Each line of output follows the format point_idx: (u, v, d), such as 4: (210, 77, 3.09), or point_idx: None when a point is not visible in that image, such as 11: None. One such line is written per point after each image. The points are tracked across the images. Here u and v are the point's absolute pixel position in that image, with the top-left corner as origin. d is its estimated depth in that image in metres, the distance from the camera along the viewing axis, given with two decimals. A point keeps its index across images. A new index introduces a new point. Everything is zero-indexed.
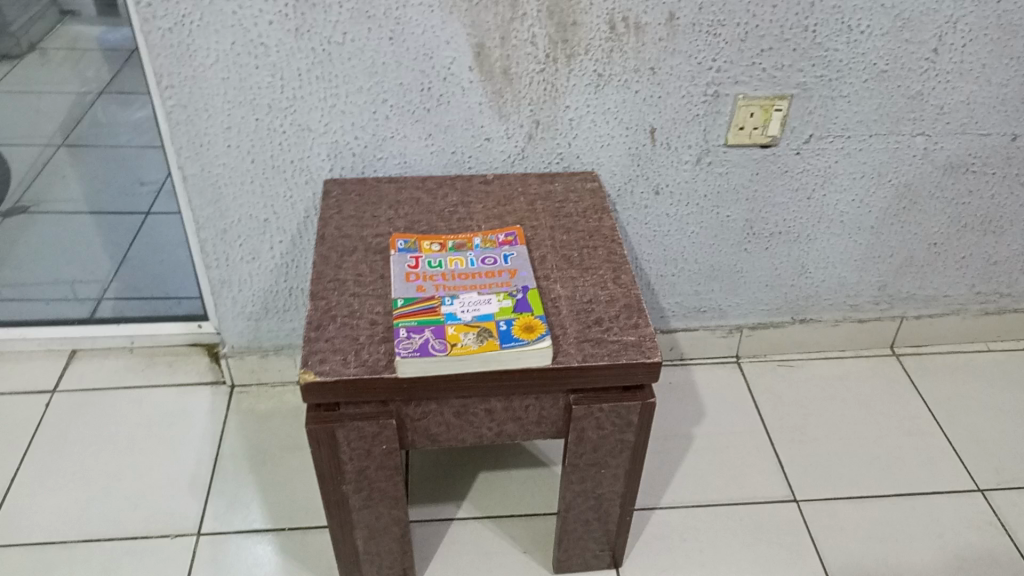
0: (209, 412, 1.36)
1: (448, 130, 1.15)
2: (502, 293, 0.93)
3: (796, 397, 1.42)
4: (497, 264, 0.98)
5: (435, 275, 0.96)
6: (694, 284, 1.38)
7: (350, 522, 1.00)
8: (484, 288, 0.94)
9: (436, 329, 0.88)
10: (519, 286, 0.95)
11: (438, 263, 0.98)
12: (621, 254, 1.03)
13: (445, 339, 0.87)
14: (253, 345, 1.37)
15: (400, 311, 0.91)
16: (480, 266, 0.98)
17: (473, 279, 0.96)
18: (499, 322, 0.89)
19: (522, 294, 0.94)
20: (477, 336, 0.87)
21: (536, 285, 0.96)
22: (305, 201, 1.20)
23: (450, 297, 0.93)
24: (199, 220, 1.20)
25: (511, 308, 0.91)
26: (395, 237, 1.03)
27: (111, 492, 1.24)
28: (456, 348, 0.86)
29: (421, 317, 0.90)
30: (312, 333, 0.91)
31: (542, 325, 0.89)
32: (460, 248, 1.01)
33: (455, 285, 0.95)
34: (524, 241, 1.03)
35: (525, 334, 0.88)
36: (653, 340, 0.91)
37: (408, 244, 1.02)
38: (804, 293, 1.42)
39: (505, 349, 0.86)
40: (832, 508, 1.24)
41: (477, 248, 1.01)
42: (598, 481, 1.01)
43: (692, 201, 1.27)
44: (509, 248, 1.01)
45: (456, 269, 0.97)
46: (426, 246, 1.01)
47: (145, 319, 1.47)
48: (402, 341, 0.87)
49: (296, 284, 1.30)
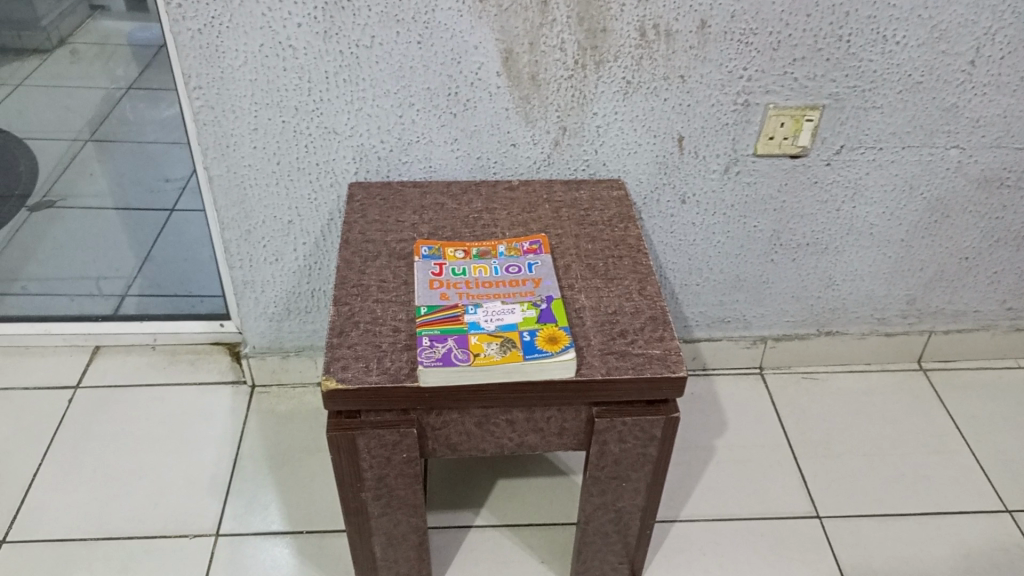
0: (230, 411, 1.37)
1: (474, 135, 1.14)
2: (526, 303, 0.92)
3: (820, 411, 1.40)
4: (521, 273, 0.97)
5: (459, 282, 0.95)
6: (718, 294, 1.36)
7: (368, 528, 1.00)
8: (508, 297, 0.93)
9: (459, 338, 0.88)
10: (543, 295, 0.94)
11: (462, 270, 0.97)
12: (647, 264, 1.02)
13: (468, 348, 0.86)
14: (275, 346, 1.37)
15: (422, 319, 0.90)
16: (504, 275, 0.97)
17: (497, 288, 0.95)
18: (523, 332, 0.88)
19: (546, 304, 0.93)
20: (501, 346, 0.86)
21: (560, 295, 0.95)
22: (330, 203, 1.19)
23: (473, 306, 0.92)
24: (224, 220, 1.20)
25: (535, 318, 0.90)
26: (419, 243, 1.02)
27: (132, 490, 1.24)
28: (479, 358, 0.85)
29: (444, 326, 0.89)
30: (335, 339, 0.90)
31: (566, 337, 0.88)
32: (484, 255, 1.00)
33: (478, 293, 0.94)
34: (549, 249, 1.02)
35: (549, 346, 0.87)
36: (678, 354, 0.90)
37: (432, 250, 1.01)
38: (831, 304, 1.40)
39: (529, 360, 0.85)
40: (855, 526, 1.22)
41: (501, 256, 1.00)
42: (619, 494, 1.00)
43: (719, 211, 1.25)
44: (534, 256, 1.00)
45: (480, 277, 0.96)
46: (450, 252, 1.00)
47: (167, 316, 1.47)
48: (425, 350, 0.86)
49: (318, 286, 1.29)
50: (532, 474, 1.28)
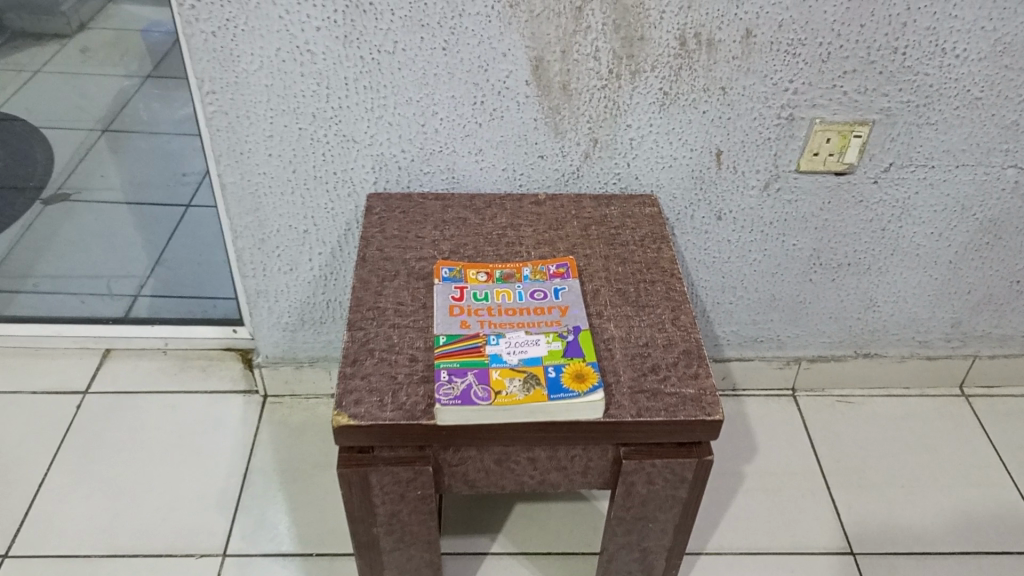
0: (241, 421, 1.32)
1: (500, 146, 1.07)
2: (551, 334, 0.87)
3: (856, 437, 1.33)
4: (547, 300, 0.91)
5: (481, 309, 0.90)
6: (752, 313, 1.30)
7: (380, 562, 0.95)
8: (533, 327, 0.88)
9: (479, 373, 0.82)
10: (570, 325, 0.88)
11: (484, 295, 0.92)
12: (681, 291, 0.96)
13: (489, 385, 0.81)
14: (288, 356, 1.32)
15: (441, 349, 0.85)
16: (529, 301, 0.91)
17: (521, 316, 0.89)
18: (548, 367, 0.83)
19: (573, 336, 0.87)
20: (524, 383, 0.81)
21: (588, 325, 0.89)
22: (347, 213, 1.14)
23: (495, 336, 0.86)
24: (237, 228, 1.15)
25: (561, 352, 0.84)
26: (439, 264, 0.97)
27: (138, 503, 1.20)
28: (500, 397, 0.79)
29: (464, 358, 0.84)
30: (348, 369, 0.85)
31: (594, 374, 0.82)
32: (508, 279, 0.94)
33: (501, 322, 0.88)
34: (577, 273, 0.96)
35: (576, 384, 0.81)
36: (714, 394, 0.84)
37: (452, 272, 0.95)
38: (871, 326, 1.33)
39: (554, 401, 0.79)
40: (892, 565, 1.16)
41: (525, 280, 0.94)
42: (644, 534, 0.95)
43: (757, 228, 1.18)
44: (560, 280, 0.94)
45: (503, 303, 0.90)
46: (472, 274, 0.95)
47: (179, 320, 1.43)
48: (443, 386, 0.81)
49: (334, 297, 1.24)
50: (552, 498, 1.23)
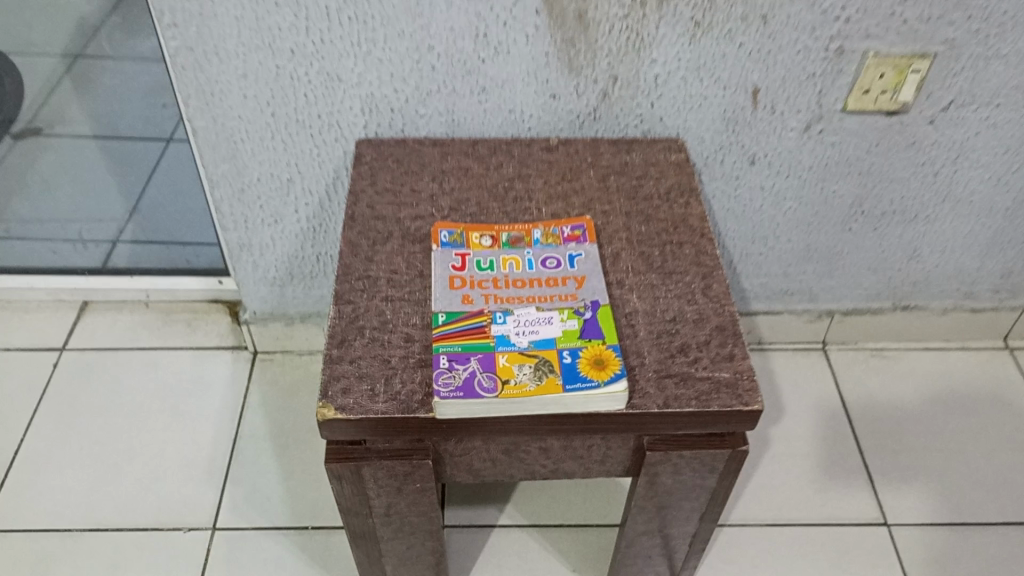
0: (229, 381, 1.24)
1: (506, 85, 0.94)
2: (566, 310, 0.76)
3: (890, 396, 1.25)
4: (561, 269, 0.80)
5: (485, 280, 0.79)
6: (784, 265, 1.19)
7: (378, 551, 0.87)
8: (544, 302, 0.77)
9: (484, 359, 0.72)
10: (587, 300, 0.77)
11: (489, 263, 0.80)
12: (712, 254, 0.85)
13: (495, 373, 0.70)
14: (278, 312, 1.22)
15: (440, 330, 0.74)
16: (540, 271, 0.80)
17: (531, 289, 0.78)
18: (562, 352, 0.72)
19: (591, 313, 0.76)
20: (535, 371, 0.71)
21: (608, 299, 0.78)
22: (335, 159, 1.02)
23: (502, 313, 0.75)
24: (213, 177, 1.03)
25: (577, 334, 0.74)
26: (438, 225, 0.85)
27: (121, 472, 1.13)
28: (508, 389, 0.69)
29: (466, 341, 0.73)
30: (335, 351, 0.75)
31: (615, 359, 0.72)
32: (516, 244, 0.83)
33: (508, 296, 0.77)
34: (595, 236, 0.85)
35: (595, 372, 0.71)
36: (752, 379, 0.74)
37: (452, 235, 0.84)
38: (912, 278, 1.22)
39: (569, 393, 0.69)
40: (928, 537, 1.09)
41: (535, 245, 0.83)
42: (667, 521, 0.86)
43: (794, 173, 1.06)
44: (575, 246, 0.83)
45: (511, 274, 0.79)
46: (475, 239, 0.83)
47: (161, 271, 1.33)
48: (442, 375, 0.70)
49: (324, 250, 1.14)
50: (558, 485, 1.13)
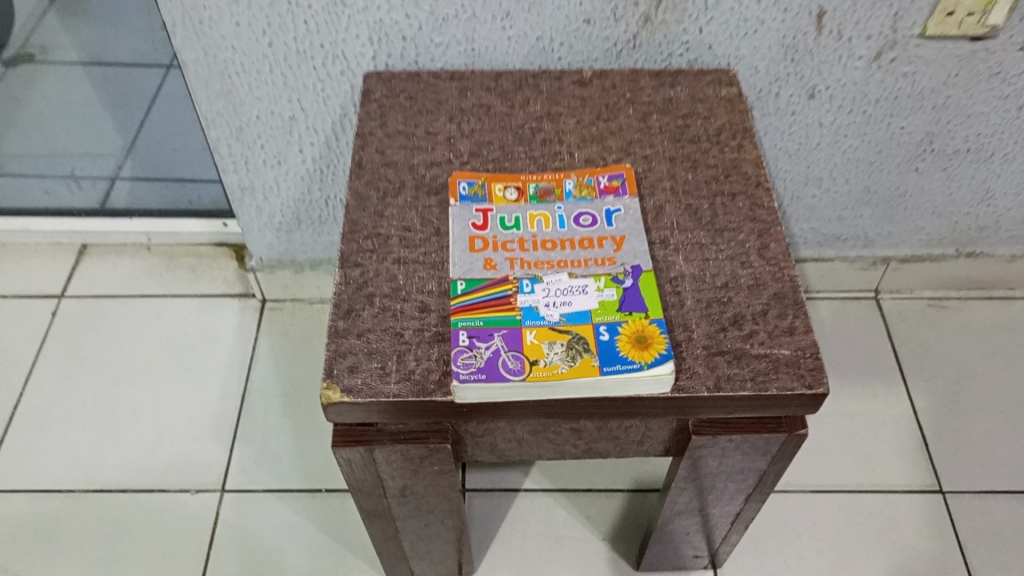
0: (236, 332, 1.17)
1: (533, 8, 0.82)
2: (603, 278, 0.67)
3: (948, 350, 1.16)
4: (596, 227, 0.71)
5: (510, 241, 0.69)
6: (838, 209, 1.08)
7: (394, 528, 0.81)
8: (578, 267, 0.68)
9: (509, 336, 0.63)
10: (626, 265, 0.68)
11: (515, 221, 0.71)
12: (769, 206, 0.74)
13: (522, 353, 0.61)
14: (286, 258, 1.14)
15: (460, 302, 0.65)
16: (572, 230, 0.70)
17: (563, 252, 0.69)
18: (599, 327, 0.63)
19: (631, 281, 0.67)
20: (567, 350, 0.62)
21: (650, 264, 0.68)
22: (341, 95, 0.92)
23: (530, 281, 0.66)
24: (207, 115, 0.93)
25: (616, 306, 0.65)
26: (456, 174, 0.75)
27: (125, 430, 1.08)
28: (537, 371, 0.60)
29: (489, 314, 0.64)
30: (341, 322, 0.66)
31: (659, 337, 0.63)
32: (545, 198, 0.73)
33: (537, 260, 0.68)
34: (635, 187, 0.74)
35: (636, 352, 0.62)
36: (815, 357, 0.64)
37: (472, 187, 0.74)
38: (980, 221, 1.10)
39: (607, 377, 0.60)
40: (985, 505, 1.01)
41: (567, 199, 0.73)
42: (709, 501, 0.79)
43: (858, 107, 0.94)
44: (613, 199, 0.73)
45: (539, 233, 0.70)
46: (498, 191, 0.73)
47: (162, 213, 1.25)
48: (461, 354, 0.62)
49: (332, 193, 1.04)
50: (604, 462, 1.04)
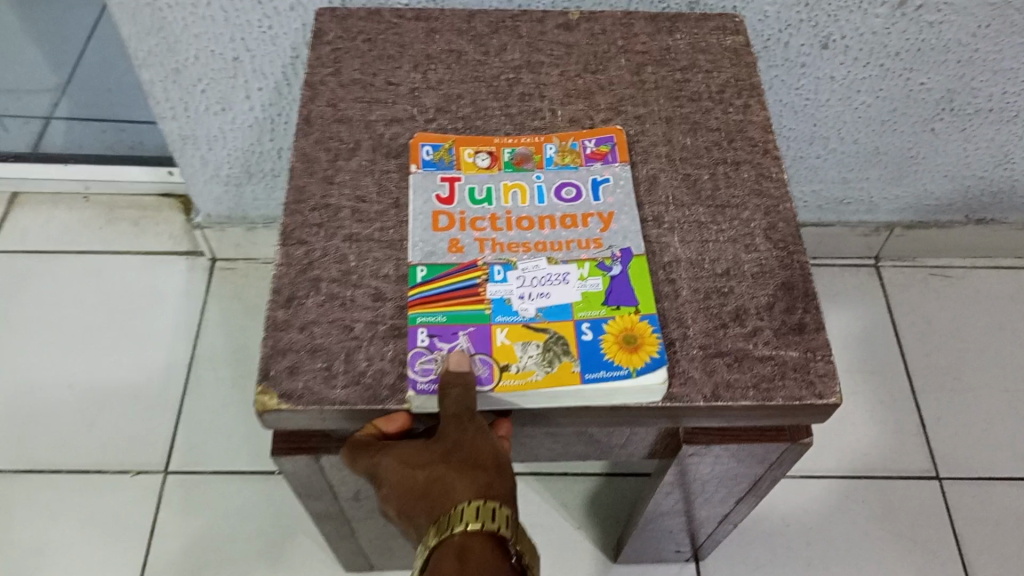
0: (184, 293, 1.08)
1: None
2: (587, 262, 0.58)
3: (950, 323, 1.08)
4: (581, 202, 0.61)
5: (480, 218, 0.60)
6: (844, 170, 0.99)
7: (349, 527, 0.73)
8: (558, 247, 0.58)
9: (476, 335, 0.54)
10: (615, 248, 0.59)
11: (485, 193, 0.61)
12: (778, 178, 0.64)
13: (491, 357, 0.53)
14: (237, 215, 1.04)
15: (419, 293, 0.56)
16: (552, 205, 0.61)
17: (541, 231, 0.59)
18: (581, 326, 0.54)
19: (620, 269, 0.57)
20: (543, 352, 0.53)
21: (641, 248, 0.59)
22: (291, 34, 0.80)
23: (502, 267, 0.57)
24: (137, 54, 0.81)
25: (601, 299, 0.56)
26: (419, 135, 0.65)
27: (59, 403, 0.98)
28: (508, 379, 0.52)
29: (453, 308, 0.55)
30: (281, 312, 0.56)
31: (650, 337, 0.54)
32: (522, 165, 0.63)
33: (511, 241, 0.59)
34: (626, 153, 0.65)
35: (623, 356, 0.53)
36: (829, 360, 0.55)
37: (437, 152, 0.64)
38: (995, 186, 1.02)
39: (588, 386, 0.52)
40: (985, 493, 0.96)
41: (547, 167, 0.63)
42: (697, 503, 0.71)
43: (875, 60, 0.84)
44: (600, 167, 0.63)
45: (515, 209, 0.60)
46: (467, 157, 0.63)
47: (100, 158, 1.14)
48: (420, 359, 0.53)
49: (284, 143, 0.93)
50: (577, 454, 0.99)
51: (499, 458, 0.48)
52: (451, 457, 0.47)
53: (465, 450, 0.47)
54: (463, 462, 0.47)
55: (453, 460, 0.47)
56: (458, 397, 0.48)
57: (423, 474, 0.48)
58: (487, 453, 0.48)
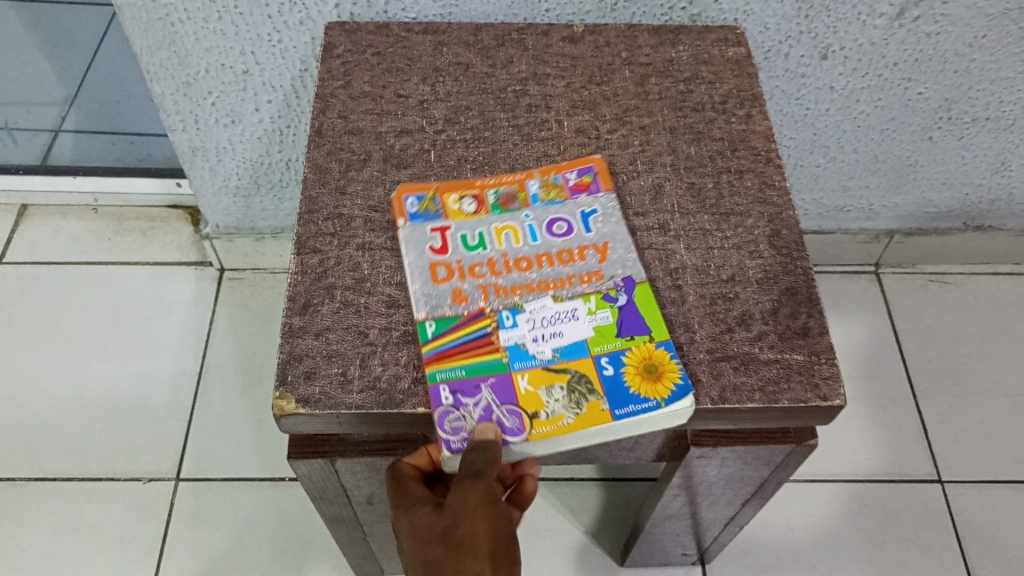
0: (192, 303, 1.09)
1: None
2: (591, 296, 0.58)
3: (950, 329, 1.10)
4: (573, 236, 0.61)
5: (478, 265, 0.60)
6: (843, 179, 1.01)
7: (360, 532, 0.74)
8: (560, 284, 0.59)
9: (499, 385, 0.54)
10: (617, 278, 0.59)
11: (478, 238, 0.61)
12: (780, 186, 0.66)
13: (519, 406, 0.53)
14: (245, 226, 1.05)
15: (434, 348, 0.55)
16: (546, 242, 0.61)
17: (540, 270, 0.59)
18: (600, 361, 0.55)
19: (626, 298, 0.58)
20: (569, 394, 0.53)
21: (642, 275, 0.59)
22: (301, 47, 0.82)
23: (510, 312, 0.57)
24: (149, 68, 0.83)
25: (614, 331, 0.56)
26: (401, 188, 0.64)
27: (69, 412, 0.99)
28: (539, 427, 0.52)
29: (471, 360, 0.55)
30: (297, 319, 0.57)
31: (668, 362, 0.55)
32: (508, 206, 0.63)
33: (514, 283, 0.58)
34: (609, 181, 0.65)
35: (649, 386, 0.54)
36: (833, 363, 0.56)
37: (422, 203, 0.63)
38: (992, 194, 1.03)
39: (621, 422, 0.53)
40: (987, 496, 0.97)
41: (534, 204, 0.63)
42: (703, 506, 0.73)
43: (874, 70, 0.85)
44: (587, 198, 0.64)
45: (510, 251, 0.60)
46: (453, 204, 0.63)
47: (109, 170, 1.15)
48: (451, 416, 0.52)
49: (293, 155, 0.94)
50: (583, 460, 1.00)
51: (496, 539, 0.48)
52: (451, 535, 0.48)
53: (461, 531, 0.48)
54: (459, 543, 0.48)
55: (451, 539, 0.48)
56: (472, 460, 0.50)
57: (425, 548, 0.49)
58: (485, 534, 0.48)
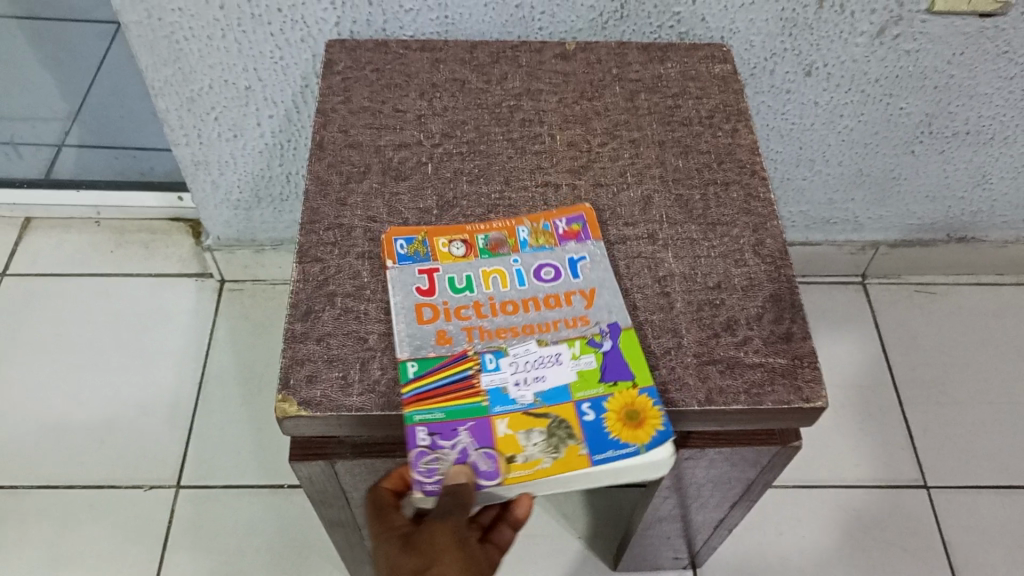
0: (193, 314, 1.11)
1: None
2: (578, 342, 0.58)
3: (935, 338, 1.12)
4: (561, 281, 0.61)
5: (464, 307, 0.60)
6: (829, 191, 1.03)
7: (359, 535, 0.76)
8: (545, 330, 0.59)
9: (477, 429, 0.54)
10: (603, 323, 0.59)
11: (466, 281, 0.61)
12: (765, 198, 0.68)
13: (496, 450, 0.53)
14: (245, 238, 1.08)
15: (413, 390, 0.55)
16: (533, 288, 0.61)
17: (525, 314, 0.59)
18: (581, 406, 0.55)
19: (611, 343, 0.58)
20: (547, 439, 0.53)
21: (630, 322, 0.59)
22: (302, 64, 0.84)
23: (492, 355, 0.57)
24: (154, 84, 0.85)
25: (597, 376, 0.56)
26: (390, 231, 0.64)
27: (71, 421, 1.01)
28: (516, 470, 0.52)
29: (450, 403, 0.55)
30: (298, 325, 0.59)
31: (651, 411, 0.54)
32: (497, 251, 0.63)
33: (499, 327, 0.59)
34: (598, 230, 0.65)
35: (629, 433, 0.53)
36: (815, 366, 0.58)
37: (411, 245, 0.63)
38: (974, 206, 1.06)
39: (599, 467, 0.52)
40: (972, 501, 0.99)
41: (523, 250, 0.63)
42: (693, 509, 0.75)
43: (856, 85, 0.88)
44: (575, 245, 0.64)
45: (497, 295, 0.61)
46: (442, 247, 0.63)
47: (111, 184, 1.18)
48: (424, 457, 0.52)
49: (294, 168, 0.97)
50: None
51: None
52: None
53: None
54: None
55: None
56: (444, 503, 0.51)
57: None
58: None
